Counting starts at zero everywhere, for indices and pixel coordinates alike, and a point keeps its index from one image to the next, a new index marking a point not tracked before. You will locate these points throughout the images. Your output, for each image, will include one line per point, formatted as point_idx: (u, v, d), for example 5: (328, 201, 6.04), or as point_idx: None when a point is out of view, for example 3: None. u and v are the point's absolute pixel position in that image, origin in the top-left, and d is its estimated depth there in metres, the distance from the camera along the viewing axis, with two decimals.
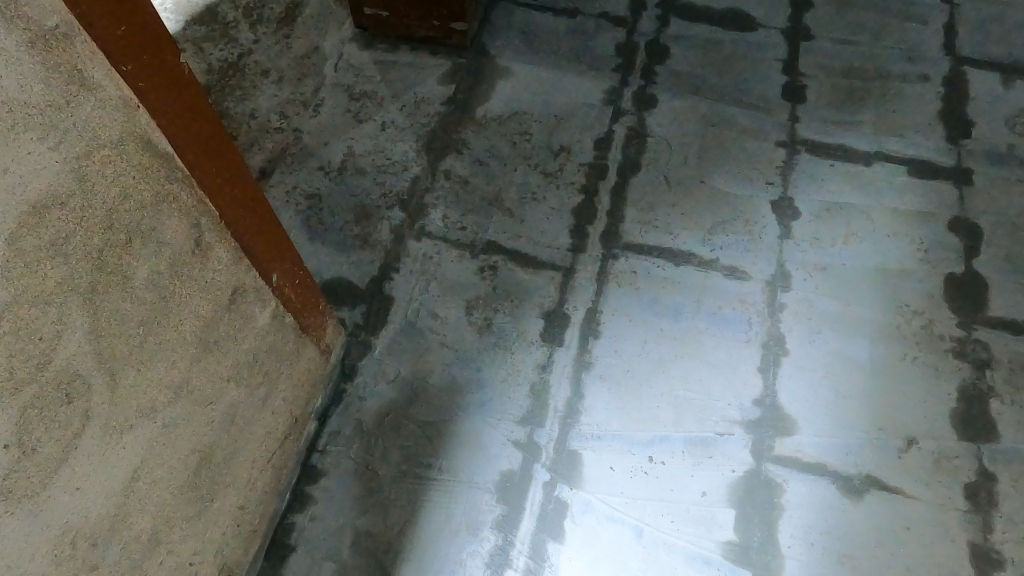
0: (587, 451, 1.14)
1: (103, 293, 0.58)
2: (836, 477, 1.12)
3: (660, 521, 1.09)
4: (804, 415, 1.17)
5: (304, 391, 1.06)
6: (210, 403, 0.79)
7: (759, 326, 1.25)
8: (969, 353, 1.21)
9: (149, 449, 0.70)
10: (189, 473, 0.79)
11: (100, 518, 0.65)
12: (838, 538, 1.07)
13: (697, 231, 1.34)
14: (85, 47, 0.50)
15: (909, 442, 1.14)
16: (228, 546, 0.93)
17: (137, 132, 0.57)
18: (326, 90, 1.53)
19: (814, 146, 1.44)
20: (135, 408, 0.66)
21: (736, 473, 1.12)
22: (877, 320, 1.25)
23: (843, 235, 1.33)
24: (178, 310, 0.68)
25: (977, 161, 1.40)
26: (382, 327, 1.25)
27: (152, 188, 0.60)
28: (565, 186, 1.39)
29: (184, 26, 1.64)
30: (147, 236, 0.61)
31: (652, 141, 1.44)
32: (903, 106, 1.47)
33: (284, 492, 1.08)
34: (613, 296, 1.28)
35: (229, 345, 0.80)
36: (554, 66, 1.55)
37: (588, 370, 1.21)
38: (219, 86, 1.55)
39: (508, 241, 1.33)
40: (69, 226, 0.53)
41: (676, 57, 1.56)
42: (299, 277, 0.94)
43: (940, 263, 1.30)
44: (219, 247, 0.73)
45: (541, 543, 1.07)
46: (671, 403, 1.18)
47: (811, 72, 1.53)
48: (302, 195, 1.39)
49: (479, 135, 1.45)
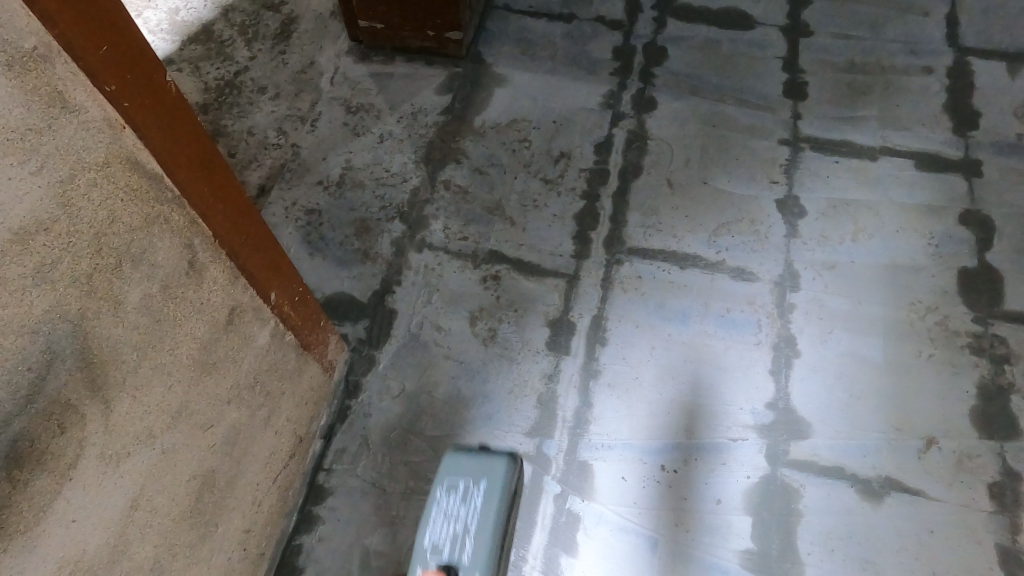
0: (598, 461, 1.11)
1: (94, 319, 0.57)
2: (854, 480, 1.09)
3: (675, 531, 1.06)
4: (819, 418, 1.14)
5: (308, 410, 1.05)
6: (211, 426, 0.78)
7: (769, 328, 1.22)
8: (986, 348, 1.18)
9: (148, 476, 0.68)
10: (191, 498, 0.77)
11: (99, 550, 0.64)
12: (859, 543, 1.05)
13: (703, 233, 1.32)
14: (65, 68, 0.49)
15: (928, 442, 1.11)
16: (235, 570, 0.91)
17: (124, 153, 0.56)
18: (322, 104, 1.52)
19: (818, 142, 1.42)
20: (131, 434, 0.64)
21: (750, 479, 1.10)
22: (889, 317, 1.22)
23: (851, 232, 1.31)
24: (173, 333, 0.67)
25: (986, 151, 1.38)
26: (386, 341, 1.23)
27: (141, 210, 0.59)
28: (566, 192, 1.37)
29: (180, 46, 1.64)
30: (137, 259, 0.60)
31: (653, 143, 1.43)
32: (907, 99, 1.45)
33: (291, 512, 1.06)
34: (619, 303, 1.25)
35: (229, 366, 0.79)
36: (551, 72, 1.54)
37: (595, 378, 1.18)
38: (216, 105, 1.54)
39: (511, 249, 1.31)
40: (55, 253, 0.52)
41: (674, 59, 1.54)
42: (300, 293, 0.92)
43: (952, 257, 1.27)
44: (214, 267, 0.71)
45: (554, 557, 1.05)
46: (682, 410, 1.16)
47: (812, 69, 1.51)
48: (301, 211, 1.38)
49: (478, 144, 1.44)
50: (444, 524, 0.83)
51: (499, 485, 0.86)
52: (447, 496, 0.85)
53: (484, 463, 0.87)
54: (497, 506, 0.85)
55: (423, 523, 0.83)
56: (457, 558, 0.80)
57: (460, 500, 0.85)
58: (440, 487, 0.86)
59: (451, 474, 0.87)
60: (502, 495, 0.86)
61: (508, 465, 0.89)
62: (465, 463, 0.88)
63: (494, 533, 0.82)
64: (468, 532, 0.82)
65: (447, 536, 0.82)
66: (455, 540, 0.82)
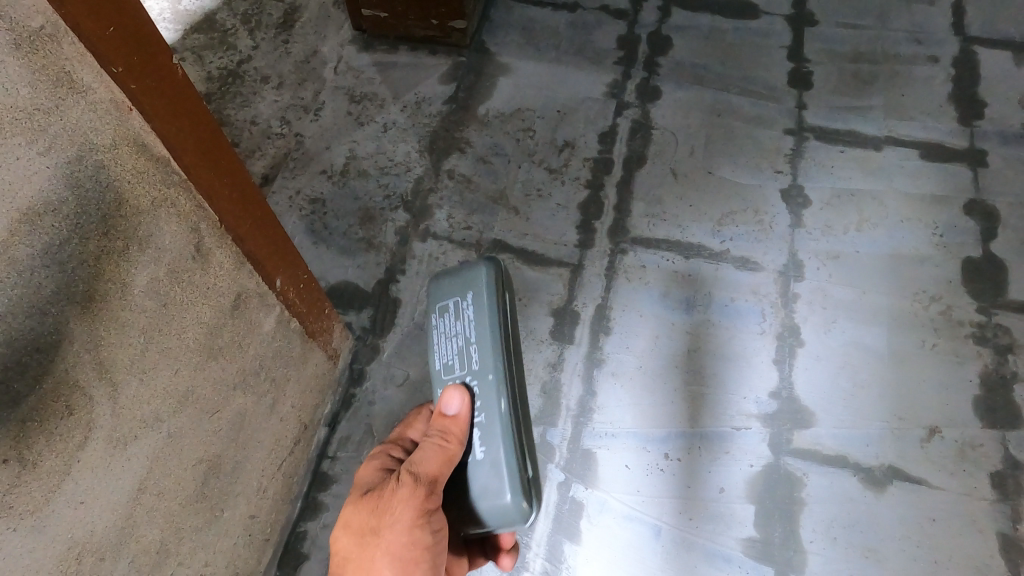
0: (602, 449, 1.12)
1: (101, 302, 0.57)
2: (857, 469, 1.09)
3: (678, 519, 1.07)
4: (822, 407, 1.14)
5: (313, 398, 1.05)
6: (218, 411, 0.78)
7: (773, 318, 1.22)
8: (990, 337, 1.18)
9: (155, 459, 0.69)
10: (197, 482, 0.78)
11: (107, 532, 0.64)
12: (862, 531, 1.05)
13: (707, 223, 1.32)
14: (72, 49, 0.49)
15: (932, 432, 1.11)
16: (240, 555, 0.92)
17: (131, 136, 0.56)
18: (326, 93, 1.52)
19: (823, 132, 1.41)
20: (139, 418, 0.65)
21: (753, 467, 1.10)
22: (893, 307, 1.22)
23: (855, 222, 1.31)
24: (180, 317, 0.67)
25: (992, 141, 1.37)
26: (389, 330, 1.23)
27: (148, 193, 0.59)
28: (570, 181, 1.37)
29: (183, 35, 1.64)
30: (144, 242, 0.60)
31: (657, 133, 1.42)
32: (913, 88, 1.45)
33: (296, 499, 1.07)
34: (622, 292, 1.25)
35: (235, 351, 0.79)
36: (555, 61, 1.53)
37: (599, 367, 1.18)
38: (220, 94, 1.54)
39: (515, 239, 1.31)
40: (62, 234, 0.52)
41: (679, 48, 1.53)
42: (305, 280, 0.92)
43: (957, 247, 1.27)
44: (220, 251, 0.72)
45: (558, 544, 1.05)
46: (685, 399, 1.16)
47: (817, 58, 1.50)
48: (305, 200, 1.38)
49: (482, 133, 1.44)
50: (449, 345, 0.85)
51: (483, 293, 0.84)
52: (443, 321, 0.86)
53: (467, 277, 0.86)
54: (488, 296, 0.84)
55: (431, 353, 0.86)
56: (470, 367, 0.82)
57: (454, 317, 0.85)
58: (433, 314, 0.88)
59: (438, 300, 0.87)
60: (494, 314, 0.83)
61: (478, 269, 0.86)
62: (449, 284, 0.87)
63: (494, 329, 0.82)
64: (470, 343, 0.83)
65: (454, 353, 0.84)
66: (462, 353, 0.83)
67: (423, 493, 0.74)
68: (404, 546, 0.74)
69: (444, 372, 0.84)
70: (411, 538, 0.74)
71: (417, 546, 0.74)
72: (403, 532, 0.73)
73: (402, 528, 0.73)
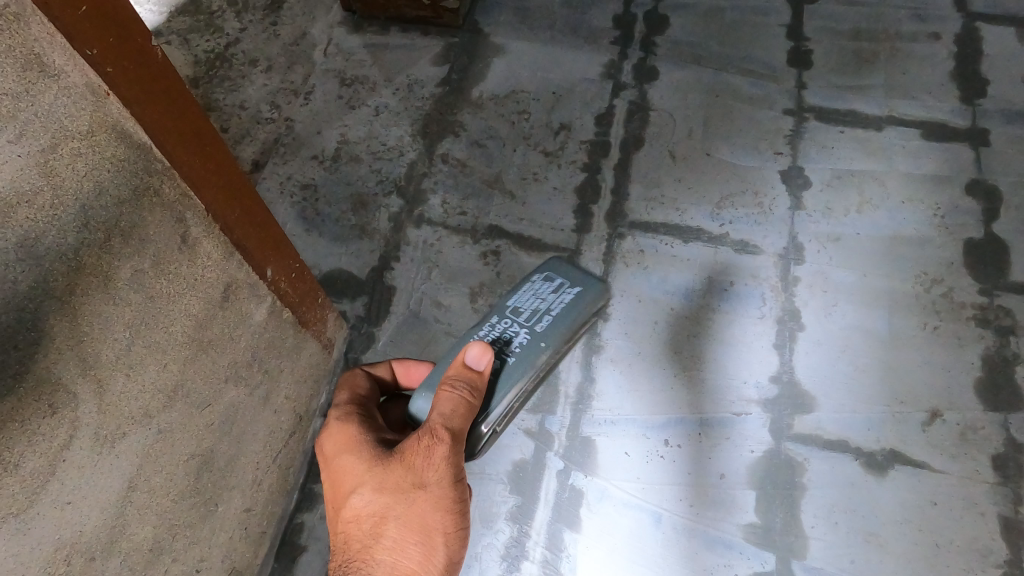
0: (601, 437, 1.10)
1: (82, 296, 0.55)
2: (858, 453, 1.08)
3: (678, 506, 1.06)
4: (823, 391, 1.13)
5: (308, 388, 1.03)
6: (210, 404, 0.76)
7: (773, 302, 1.21)
8: (992, 320, 1.17)
9: (145, 455, 0.67)
10: (190, 478, 0.76)
11: (97, 532, 0.63)
12: (863, 516, 1.04)
13: (706, 206, 1.30)
14: (41, 29, 0.46)
15: (933, 415, 1.10)
16: (236, 549, 0.90)
17: (109, 122, 0.54)
18: (316, 76, 1.48)
19: (823, 112, 1.39)
20: (126, 415, 0.63)
21: (754, 453, 1.09)
22: (894, 290, 1.21)
23: (856, 204, 1.29)
24: (167, 310, 0.65)
25: (994, 120, 1.35)
26: (385, 318, 1.21)
27: (129, 182, 0.57)
28: (567, 165, 1.34)
29: (169, 18, 1.60)
30: (127, 234, 0.58)
31: (654, 114, 1.39)
32: (913, 66, 1.42)
33: (291, 491, 1.04)
34: (621, 277, 1.24)
35: (225, 344, 0.77)
36: (551, 41, 1.50)
37: (598, 353, 1.17)
38: (207, 78, 1.51)
39: (511, 224, 1.29)
40: (38, 226, 0.50)
41: (676, 27, 1.50)
42: (296, 270, 0.90)
43: (958, 228, 1.25)
44: (208, 242, 0.69)
45: (557, 533, 1.04)
46: (686, 385, 1.14)
47: (817, 36, 1.47)
48: (296, 186, 1.35)
49: (476, 117, 1.41)
50: (530, 298, 0.81)
51: (574, 297, 0.81)
52: (541, 282, 0.83)
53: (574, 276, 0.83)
54: (568, 307, 0.81)
55: (511, 294, 0.82)
56: (529, 327, 0.78)
57: (551, 287, 0.82)
58: (538, 276, 0.84)
59: (551, 271, 0.84)
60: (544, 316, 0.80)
61: (545, 272, 0.84)
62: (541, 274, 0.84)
63: (569, 323, 0.80)
64: (546, 313, 0.80)
65: (529, 306, 0.80)
66: (534, 312, 0.80)
67: (461, 441, 0.69)
68: (453, 497, 0.69)
69: (504, 310, 0.81)
70: (454, 486, 0.69)
71: (453, 507, 0.69)
72: (451, 487, 0.69)
73: (439, 494, 0.68)
